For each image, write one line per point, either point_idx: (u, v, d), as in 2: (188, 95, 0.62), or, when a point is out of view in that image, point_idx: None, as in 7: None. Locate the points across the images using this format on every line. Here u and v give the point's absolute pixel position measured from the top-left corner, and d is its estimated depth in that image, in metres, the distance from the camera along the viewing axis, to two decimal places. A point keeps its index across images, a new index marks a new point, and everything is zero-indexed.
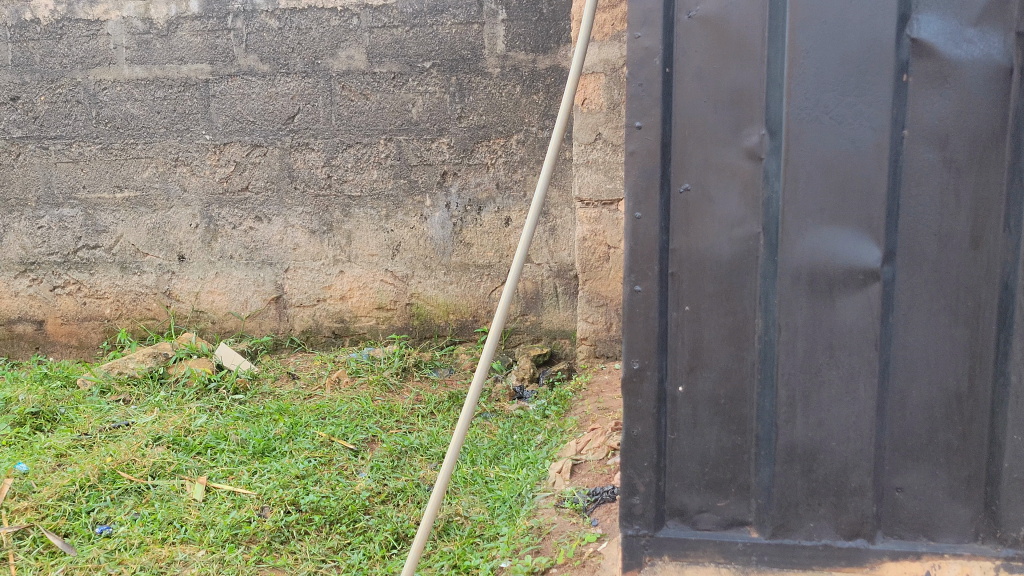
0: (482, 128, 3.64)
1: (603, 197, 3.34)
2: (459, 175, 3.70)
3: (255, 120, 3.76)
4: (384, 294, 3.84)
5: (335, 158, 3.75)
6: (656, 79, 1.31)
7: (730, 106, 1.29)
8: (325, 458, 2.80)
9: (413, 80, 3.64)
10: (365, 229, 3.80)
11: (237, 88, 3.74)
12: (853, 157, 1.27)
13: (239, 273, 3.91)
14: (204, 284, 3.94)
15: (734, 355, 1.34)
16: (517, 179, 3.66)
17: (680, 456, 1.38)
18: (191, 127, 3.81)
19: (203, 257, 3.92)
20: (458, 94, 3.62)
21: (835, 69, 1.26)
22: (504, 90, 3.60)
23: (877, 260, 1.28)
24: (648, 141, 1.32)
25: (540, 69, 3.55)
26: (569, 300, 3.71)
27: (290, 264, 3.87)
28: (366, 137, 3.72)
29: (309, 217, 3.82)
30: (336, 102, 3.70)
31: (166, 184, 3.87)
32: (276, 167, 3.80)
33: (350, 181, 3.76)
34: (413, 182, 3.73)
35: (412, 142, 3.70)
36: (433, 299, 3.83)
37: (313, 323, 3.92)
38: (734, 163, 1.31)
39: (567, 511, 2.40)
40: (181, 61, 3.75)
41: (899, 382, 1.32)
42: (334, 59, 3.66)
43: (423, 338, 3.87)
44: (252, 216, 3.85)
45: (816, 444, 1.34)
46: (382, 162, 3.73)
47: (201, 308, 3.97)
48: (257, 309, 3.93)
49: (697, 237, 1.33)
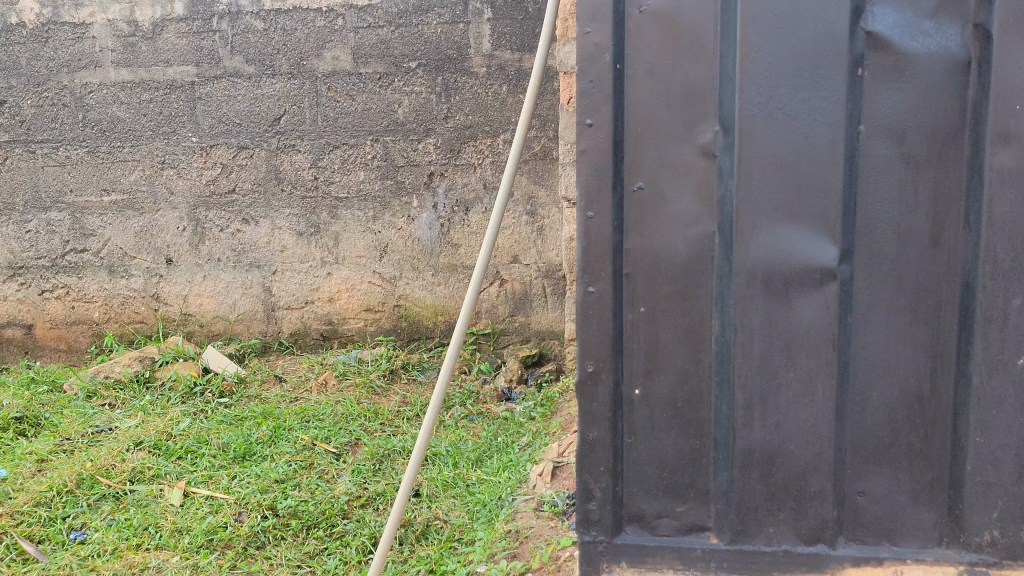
0: (468, 128, 3.61)
1: None
2: (446, 176, 3.68)
3: (242, 122, 3.74)
4: (373, 296, 3.82)
5: (322, 159, 3.73)
6: (607, 75, 1.28)
7: (683, 103, 1.27)
8: (307, 462, 2.78)
9: (399, 81, 3.61)
10: (352, 231, 3.77)
11: (223, 90, 3.72)
12: (809, 154, 1.23)
13: (227, 276, 3.89)
14: (192, 287, 3.92)
15: (691, 356, 1.32)
16: None
17: (638, 461, 1.35)
18: (177, 129, 3.79)
19: (190, 260, 3.90)
20: (444, 94, 3.60)
21: (789, 64, 1.22)
22: (490, 89, 3.57)
23: (834, 259, 1.24)
24: (600, 138, 1.29)
25: (526, 67, 3.53)
26: (558, 301, 3.68)
27: (278, 266, 3.85)
28: (352, 138, 3.69)
29: (296, 219, 3.80)
30: (322, 104, 3.68)
31: (153, 187, 3.86)
32: (262, 169, 3.78)
33: (337, 182, 3.74)
34: (400, 183, 3.71)
35: (398, 143, 3.67)
36: (421, 301, 3.79)
37: (302, 326, 3.90)
38: (688, 160, 1.28)
39: (545, 515, 2.37)
40: (167, 63, 3.73)
41: (859, 383, 1.28)
42: (320, 60, 3.64)
43: (412, 339, 3.85)
44: (239, 218, 3.83)
45: (774, 448, 1.30)
46: (369, 163, 3.70)
47: (189, 311, 3.95)
48: (245, 312, 3.91)
49: (651, 237, 1.30)
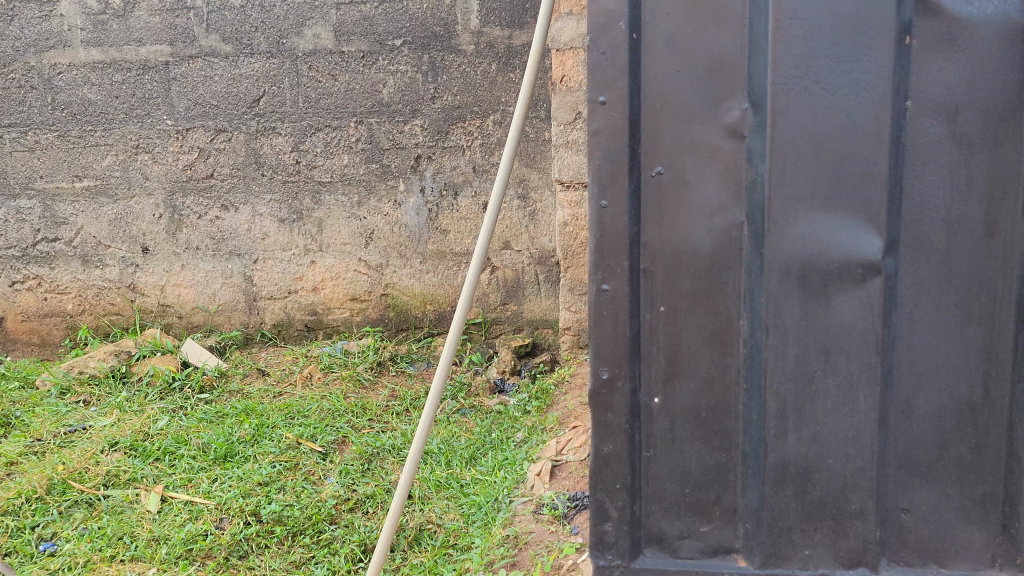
0: (456, 109, 3.46)
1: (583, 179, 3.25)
2: (433, 159, 3.53)
3: (219, 104, 3.58)
4: (358, 284, 3.67)
5: (303, 142, 3.57)
6: (621, 45, 1.13)
7: (707, 76, 1.13)
8: (291, 463, 2.64)
9: (383, 59, 3.46)
10: (336, 217, 3.62)
11: (199, 70, 3.55)
12: (850, 133, 1.09)
13: (206, 265, 3.73)
14: (170, 276, 3.76)
15: (716, 361, 1.18)
16: (494, 161, 3.49)
17: (657, 477, 1.22)
18: (151, 112, 3.62)
19: (168, 248, 3.74)
20: (431, 73, 3.44)
21: (828, 31, 1.08)
22: (478, 68, 3.42)
23: (877, 252, 1.11)
24: (613, 118, 1.14)
25: (516, 45, 3.38)
26: (551, 289, 3.54)
27: (259, 254, 3.69)
28: (335, 120, 3.54)
29: (278, 206, 3.64)
30: (304, 84, 3.52)
31: (127, 172, 3.69)
32: (241, 152, 3.62)
33: (320, 166, 3.59)
34: (386, 167, 3.55)
35: (383, 125, 3.52)
36: (409, 289, 3.65)
37: (285, 317, 3.74)
38: (712, 141, 1.14)
39: (546, 518, 2.24)
40: (139, 42, 3.56)
41: (903, 389, 1.15)
42: (300, 38, 3.48)
43: (399, 330, 3.69)
44: (218, 205, 3.67)
45: (811, 462, 1.17)
46: (353, 146, 3.55)
47: (167, 302, 3.79)
48: (225, 302, 3.75)
49: (671, 228, 1.17)
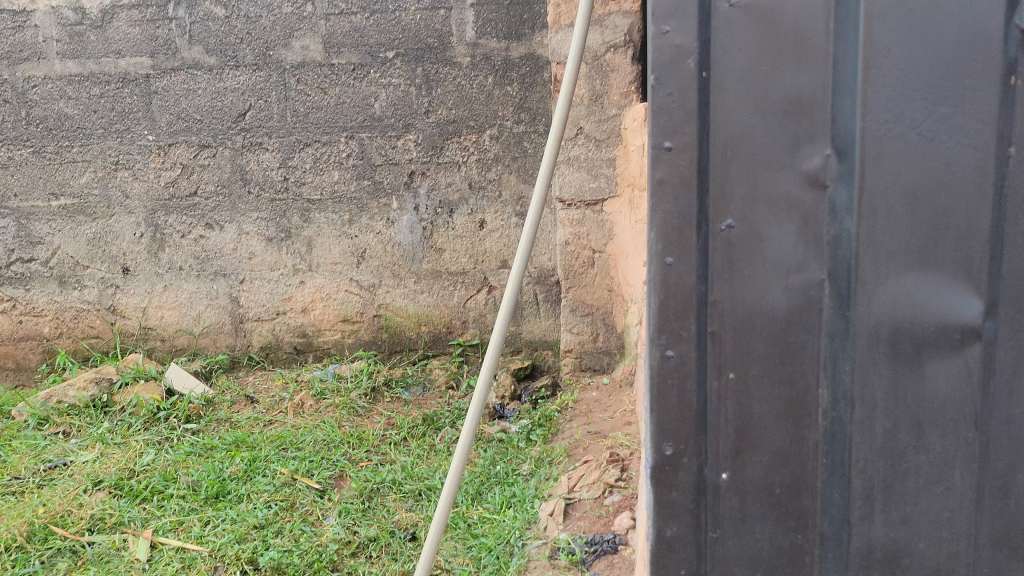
0: (452, 123, 3.33)
1: (585, 197, 3.14)
2: (428, 175, 3.40)
3: (202, 118, 3.43)
4: (350, 305, 3.53)
5: (292, 158, 3.43)
6: (690, 85, 1.02)
7: (786, 120, 1.00)
8: (288, 502, 2.51)
9: (374, 72, 3.32)
10: (326, 235, 3.48)
11: (182, 83, 3.40)
12: (949, 184, 0.98)
13: (190, 286, 3.58)
14: (152, 298, 3.61)
15: (793, 434, 1.06)
16: (491, 177, 3.37)
17: (725, 560, 1.11)
18: (131, 127, 3.47)
19: (149, 268, 3.58)
20: (425, 86, 3.31)
21: (925, 71, 0.96)
22: (474, 81, 3.29)
23: (977, 315, 0.99)
24: (680, 166, 1.03)
25: (514, 57, 3.25)
26: (550, 309, 3.42)
27: (245, 275, 3.55)
28: (325, 135, 3.40)
29: (265, 224, 3.50)
30: (292, 98, 3.38)
31: (106, 190, 3.54)
32: (227, 169, 3.47)
33: (310, 183, 3.45)
34: (378, 183, 3.42)
35: (375, 140, 3.38)
36: (402, 310, 3.52)
37: (273, 339, 3.60)
38: (790, 191, 1.02)
39: (562, 565, 2.10)
40: (118, 54, 3.40)
41: (1000, 465, 1.03)
42: (288, 50, 3.33)
43: (393, 352, 3.56)
44: (202, 223, 3.52)
45: (899, 546, 1.05)
46: (344, 162, 3.42)
47: (149, 324, 3.63)
48: (210, 324, 3.60)
49: (743, 287, 1.05)
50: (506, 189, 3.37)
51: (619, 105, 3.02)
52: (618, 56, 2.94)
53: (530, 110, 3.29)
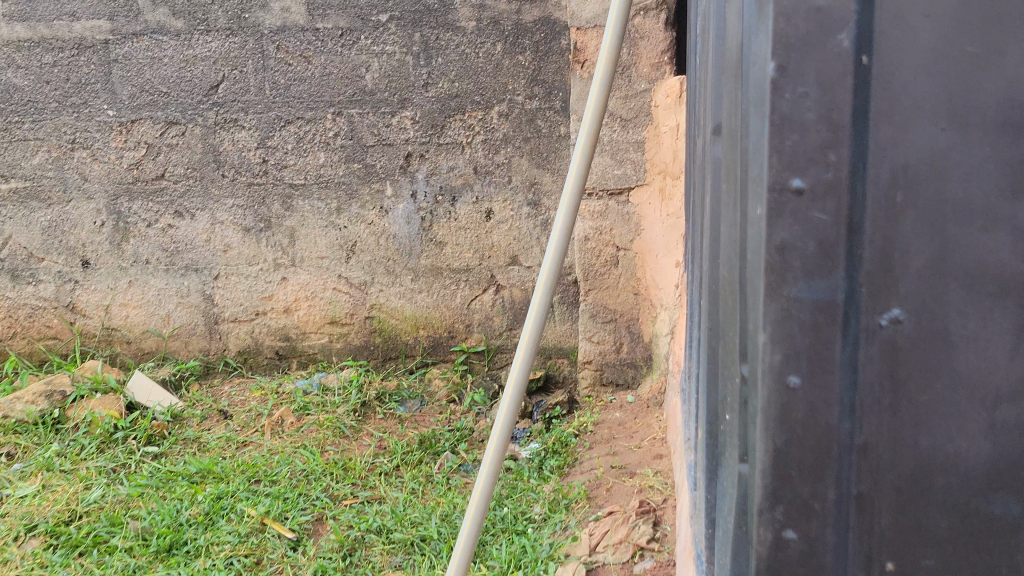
0: (454, 98, 2.90)
1: (609, 184, 2.72)
2: (427, 157, 2.96)
3: (169, 91, 3.00)
4: (338, 305, 3.10)
5: (271, 137, 3.00)
6: (839, 81, 0.68)
7: (1004, 151, 0.67)
8: (253, 558, 2.11)
9: (365, 38, 2.88)
10: (310, 225, 3.05)
11: (145, 50, 2.97)
12: None
13: (157, 281, 3.16)
14: (115, 295, 3.19)
15: None
16: (499, 161, 2.93)
17: None
18: (89, 100, 3.04)
19: (112, 261, 3.16)
20: (423, 55, 2.87)
21: None
22: (480, 49, 2.84)
23: None
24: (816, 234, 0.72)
25: (526, 21, 2.81)
26: (567, 311, 2.99)
27: (220, 270, 3.12)
28: (309, 111, 2.97)
29: (241, 212, 3.07)
30: (270, 68, 2.94)
31: (62, 172, 3.11)
32: (198, 149, 3.04)
33: (291, 166, 3.02)
34: (370, 167, 2.99)
35: (366, 117, 2.95)
36: (398, 311, 3.08)
37: (252, 342, 3.18)
38: (998, 264, 0.69)
39: None
40: (72, 16, 2.96)
41: None
42: (266, 13, 2.90)
43: (386, 359, 3.13)
44: (170, 211, 3.10)
45: None
46: (330, 141, 2.98)
47: (112, 325, 3.21)
48: (181, 325, 3.18)
49: (912, 400, 0.73)
50: (516, 174, 2.93)
51: (649, 79, 2.64)
52: (649, 22, 2.57)
53: (545, 82, 2.85)
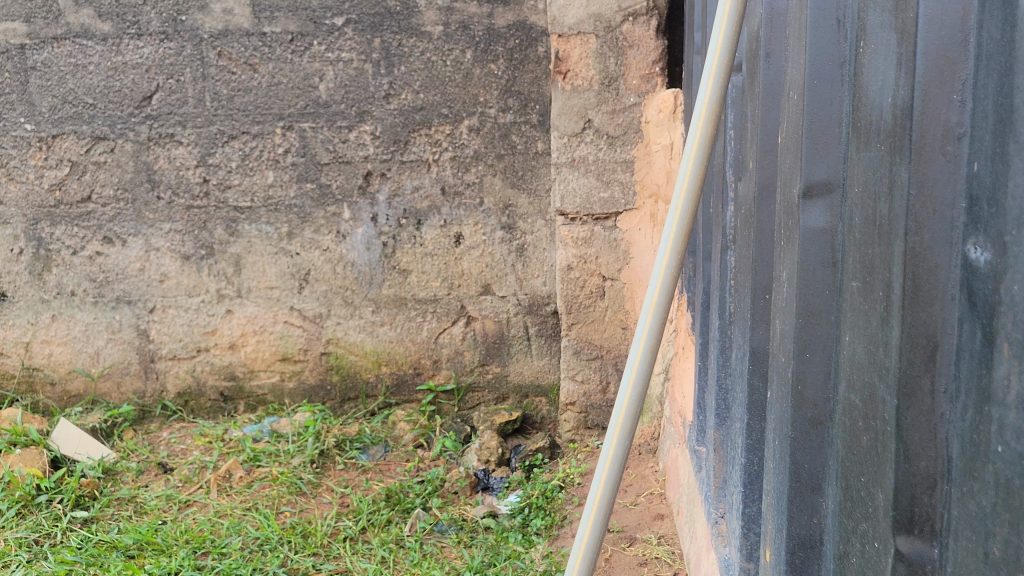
0: (419, 110, 2.61)
1: (594, 209, 2.47)
2: (389, 177, 2.67)
3: (96, 102, 2.67)
4: (290, 340, 2.79)
5: (212, 154, 2.69)
6: None
7: None
8: None
9: (318, 44, 2.58)
10: (258, 252, 2.74)
11: (67, 57, 2.65)
12: None
13: (84, 316, 2.82)
14: (36, 331, 2.84)
15: None
16: (470, 181, 2.64)
17: None
18: (3, 113, 2.71)
19: (32, 294, 2.82)
20: (384, 63, 2.58)
21: None
22: (448, 56, 2.56)
23: None
24: None
25: (498, 26, 2.53)
26: (545, 345, 2.72)
27: (156, 302, 2.79)
28: (255, 125, 2.66)
29: (179, 238, 2.75)
30: (211, 77, 2.63)
31: None
32: (129, 167, 2.71)
33: (236, 186, 2.70)
34: (325, 187, 2.69)
35: (320, 131, 2.65)
36: (357, 347, 2.78)
37: (193, 383, 2.85)
38: None
39: None
40: None
41: None
42: (205, 15, 2.58)
43: (345, 400, 2.83)
44: (98, 237, 2.76)
45: None
46: (280, 159, 2.67)
47: (34, 364, 2.87)
48: (111, 364, 2.85)
49: None
50: (488, 196, 2.65)
51: (638, 92, 2.40)
52: (638, 29, 2.35)
53: (519, 93, 2.57)
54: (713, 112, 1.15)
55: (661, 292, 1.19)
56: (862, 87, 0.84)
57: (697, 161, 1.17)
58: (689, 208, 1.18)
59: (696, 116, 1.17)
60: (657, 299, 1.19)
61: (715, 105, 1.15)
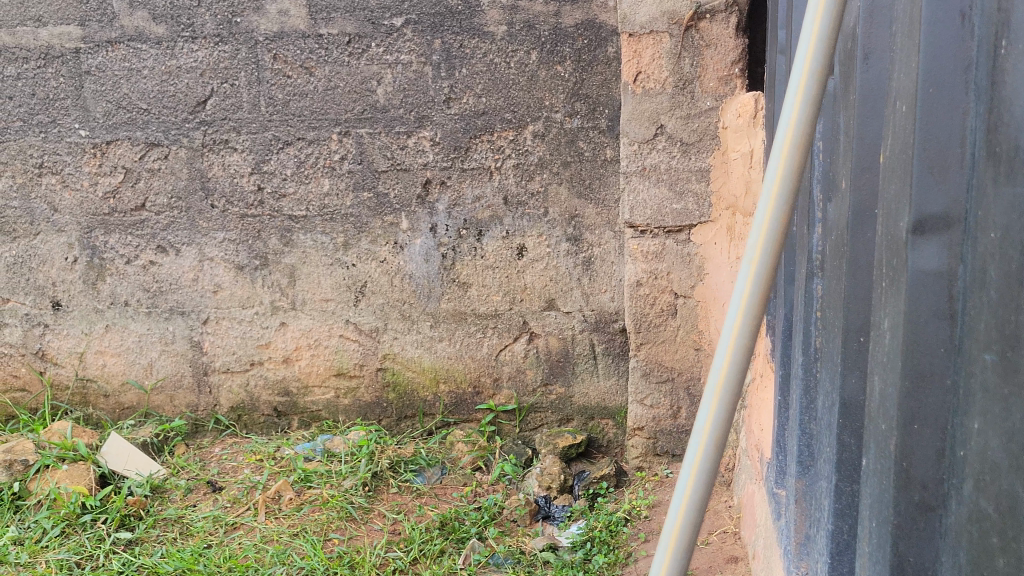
0: (481, 115, 2.47)
1: (665, 221, 2.30)
2: (449, 185, 2.53)
3: (150, 108, 2.60)
4: (345, 355, 2.68)
5: (267, 161, 2.59)
6: None
7: None
8: None
9: (377, 46, 2.46)
10: (313, 263, 2.64)
11: (121, 61, 2.57)
12: None
13: (138, 327, 2.76)
14: (89, 341, 2.79)
15: None
16: (534, 190, 2.50)
17: None
18: (58, 119, 2.65)
19: (86, 303, 2.77)
20: (445, 65, 2.44)
21: None
22: (512, 58, 2.41)
23: None
24: None
25: (565, 25, 2.37)
26: (612, 364, 2.56)
27: (210, 314, 2.72)
28: (311, 131, 2.55)
29: (233, 247, 2.66)
30: (265, 81, 2.53)
31: (28, 202, 2.72)
32: (183, 175, 2.63)
33: (291, 195, 2.60)
34: (382, 196, 2.57)
35: (377, 138, 2.53)
36: (415, 363, 2.66)
37: (246, 398, 2.77)
38: None
39: None
40: (38, 21, 2.58)
41: None
42: (260, 16, 2.48)
43: (401, 417, 2.72)
44: (152, 246, 2.70)
45: None
46: (336, 166, 2.56)
47: (88, 375, 2.82)
48: (164, 376, 2.78)
49: None
50: (552, 206, 2.50)
51: (716, 95, 2.22)
52: (717, 26, 2.17)
53: (587, 97, 2.41)
54: (802, 136, 0.87)
55: (730, 372, 0.92)
56: (1002, 93, 0.73)
57: (780, 203, 0.89)
58: (768, 265, 0.90)
59: (779, 141, 0.88)
60: (726, 379, 0.92)
61: (805, 131, 0.87)
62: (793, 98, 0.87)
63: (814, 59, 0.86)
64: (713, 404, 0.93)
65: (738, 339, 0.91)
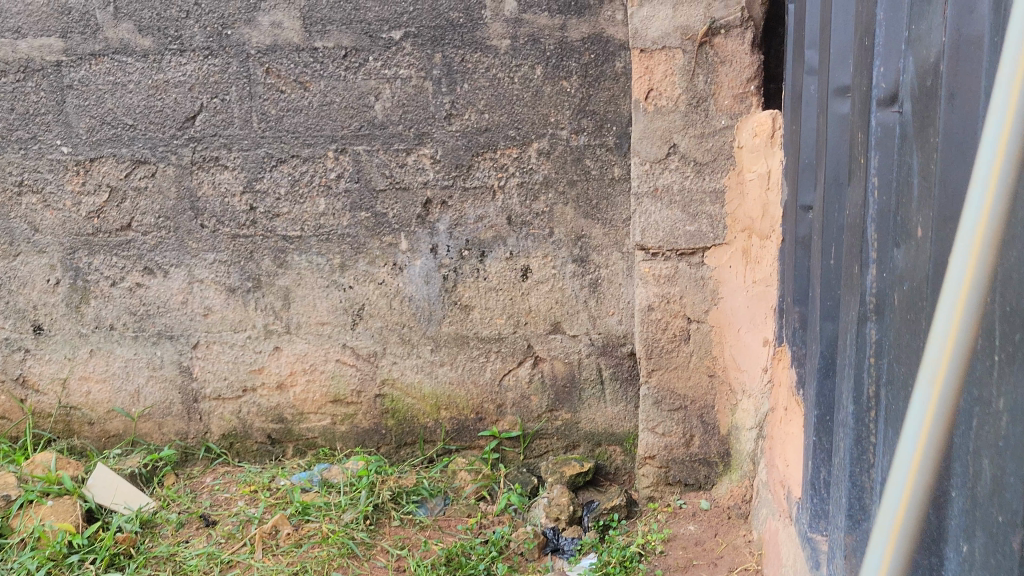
0: (484, 132, 2.37)
1: (678, 244, 2.22)
2: (451, 205, 2.44)
3: (135, 123, 2.48)
4: (342, 381, 2.58)
5: (260, 180, 2.48)
6: None
7: None
8: None
9: (374, 60, 2.36)
10: (308, 285, 2.54)
11: (106, 74, 2.46)
12: None
13: (124, 351, 2.64)
14: (73, 367, 2.68)
15: None
16: (539, 209, 2.40)
17: None
18: (39, 135, 2.53)
19: (69, 327, 2.65)
20: (446, 80, 2.35)
21: None
22: (516, 73, 2.32)
23: None
24: None
25: (571, 39, 2.28)
26: (620, 390, 2.48)
27: (199, 338, 2.61)
28: (306, 148, 2.45)
29: (224, 269, 2.55)
30: (257, 96, 2.42)
31: (8, 222, 2.60)
32: (171, 194, 2.52)
33: (285, 214, 2.50)
34: (380, 215, 2.47)
35: (375, 155, 2.43)
36: (415, 389, 2.56)
37: (239, 425, 2.67)
38: None
39: None
40: (17, 33, 2.47)
41: None
42: (252, 29, 2.38)
43: (401, 444, 2.62)
44: (139, 268, 2.58)
45: None
46: (332, 185, 2.46)
47: (71, 401, 2.71)
48: (152, 403, 2.68)
49: None
50: (558, 226, 2.41)
51: (730, 113, 2.14)
52: (731, 42, 2.08)
53: (594, 114, 2.32)
54: (996, 231, 0.71)
55: (912, 501, 0.77)
56: None
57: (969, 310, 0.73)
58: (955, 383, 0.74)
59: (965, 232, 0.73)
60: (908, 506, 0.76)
61: (1000, 223, 0.71)
62: (989, 169, 0.70)
63: (1015, 121, 0.69)
64: (892, 534, 0.78)
65: (923, 461, 0.76)
